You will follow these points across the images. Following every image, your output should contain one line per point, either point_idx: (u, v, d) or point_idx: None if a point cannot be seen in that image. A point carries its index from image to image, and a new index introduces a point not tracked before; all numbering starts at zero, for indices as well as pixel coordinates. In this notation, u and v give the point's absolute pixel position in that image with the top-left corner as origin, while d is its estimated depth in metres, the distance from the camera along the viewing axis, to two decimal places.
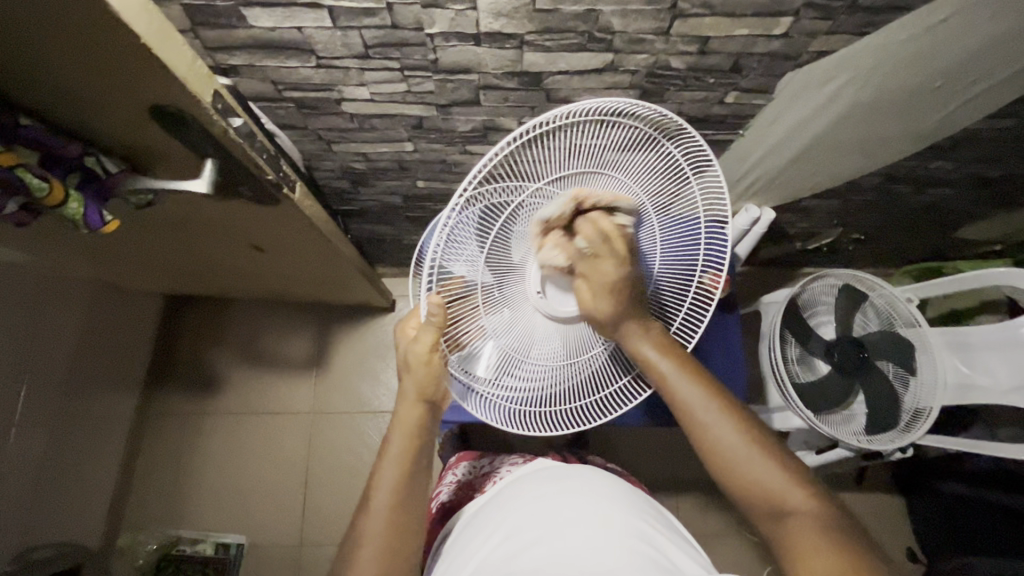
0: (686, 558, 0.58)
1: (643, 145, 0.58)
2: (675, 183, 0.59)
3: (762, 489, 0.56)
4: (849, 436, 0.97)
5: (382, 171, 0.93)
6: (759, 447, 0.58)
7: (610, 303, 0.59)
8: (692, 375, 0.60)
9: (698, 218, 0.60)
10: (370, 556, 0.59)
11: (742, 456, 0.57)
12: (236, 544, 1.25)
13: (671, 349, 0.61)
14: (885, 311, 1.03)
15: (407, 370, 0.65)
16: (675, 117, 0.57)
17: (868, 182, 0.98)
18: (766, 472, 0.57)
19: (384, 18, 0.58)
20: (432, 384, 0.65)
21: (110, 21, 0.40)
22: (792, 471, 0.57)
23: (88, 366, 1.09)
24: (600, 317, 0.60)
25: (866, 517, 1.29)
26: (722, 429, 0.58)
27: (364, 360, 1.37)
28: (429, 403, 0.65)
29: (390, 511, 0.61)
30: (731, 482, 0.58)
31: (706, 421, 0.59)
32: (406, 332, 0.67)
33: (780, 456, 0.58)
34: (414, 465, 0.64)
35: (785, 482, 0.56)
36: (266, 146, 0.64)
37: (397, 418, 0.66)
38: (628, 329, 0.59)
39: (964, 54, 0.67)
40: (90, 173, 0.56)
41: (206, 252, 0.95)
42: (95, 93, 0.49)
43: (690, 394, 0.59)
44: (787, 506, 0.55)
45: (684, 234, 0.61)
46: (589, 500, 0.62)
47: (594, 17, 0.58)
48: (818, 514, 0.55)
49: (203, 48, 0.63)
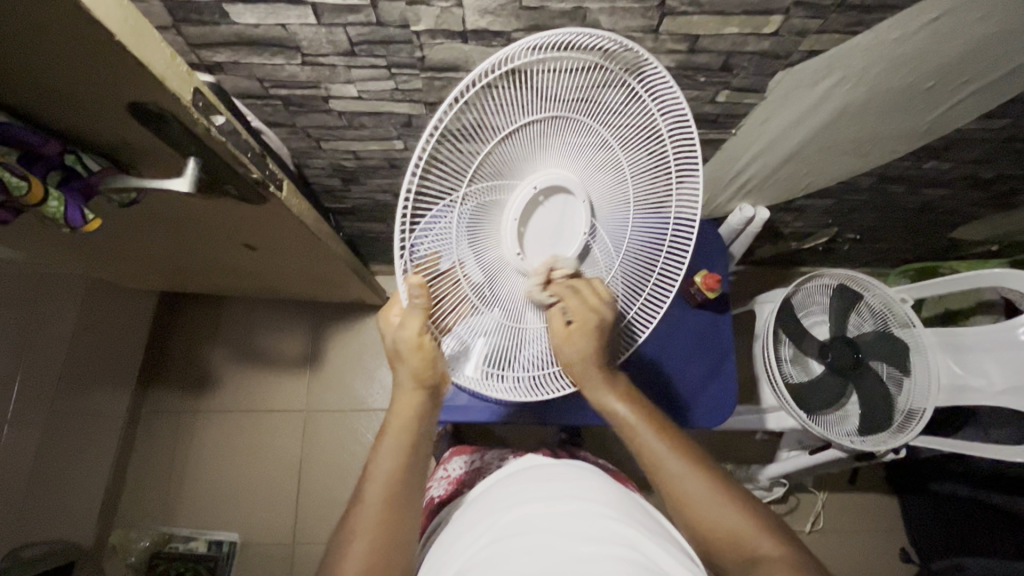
0: (674, 563, 0.56)
1: (608, 84, 0.54)
2: (642, 132, 0.56)
3: (725, 537, 0.55)
4: (842, 437, 0.96)
5: (373, 169, 0.92)
6: (721, 492, 0.57)
7: (591, 343, 0.60)
8: (654, 425, 0.62)
9: (667, 158, 0.58)
10: (358, 552, 0.55)
11: (705, 504, 0.57)
12: (229, 541, 1.25)
13: (635, 402, 0.64)
14: (879, 311, 1.03)
15: (400, 358, 0.61)
16: (643, 53, 0.52)
17: (862, 181, 0.98)
18: (731, 518, 0.56)
19: (369, 14, 0.57)
20: (430, 369, 0.61)
21: (84, 19, 0.40)
22: (760, 520, 0.56)
23: (79, 363, 1.08)
24: (574, 358, 0.61)
25: (859, 516, 1.29)
26: (687, 478, 0.58)
27: (357, 357, 1.37)
28: (428, 388, 0.62)
29: (384, 503, 0.58)
30: (697, 533, 0.57)
31: (672, 471, 0.59)
32: (389, 321, 0.63)
33: (744, 503, 0.57)
34: (411, 456, 0.61)
35: (747, 527, 0.55)
36: (252, 144, 0.64)
37: (395, 406, 0.63)
38: (592, 382, 0.62)
39: (957, 53, 0.66)
40: (71, 171, 0.56)
41: (195, 249, 0.95)
42: (71, 90, 0.48)
43: (655, 446, 0.61)
44: (755, 550, 0.54)
45: (655, 176, 0.59)
46: (579, 512, 0.60)
47: (581, 15, 0.57)
48: (785, 556, 0.52)
49: (186, 45, 0.62)
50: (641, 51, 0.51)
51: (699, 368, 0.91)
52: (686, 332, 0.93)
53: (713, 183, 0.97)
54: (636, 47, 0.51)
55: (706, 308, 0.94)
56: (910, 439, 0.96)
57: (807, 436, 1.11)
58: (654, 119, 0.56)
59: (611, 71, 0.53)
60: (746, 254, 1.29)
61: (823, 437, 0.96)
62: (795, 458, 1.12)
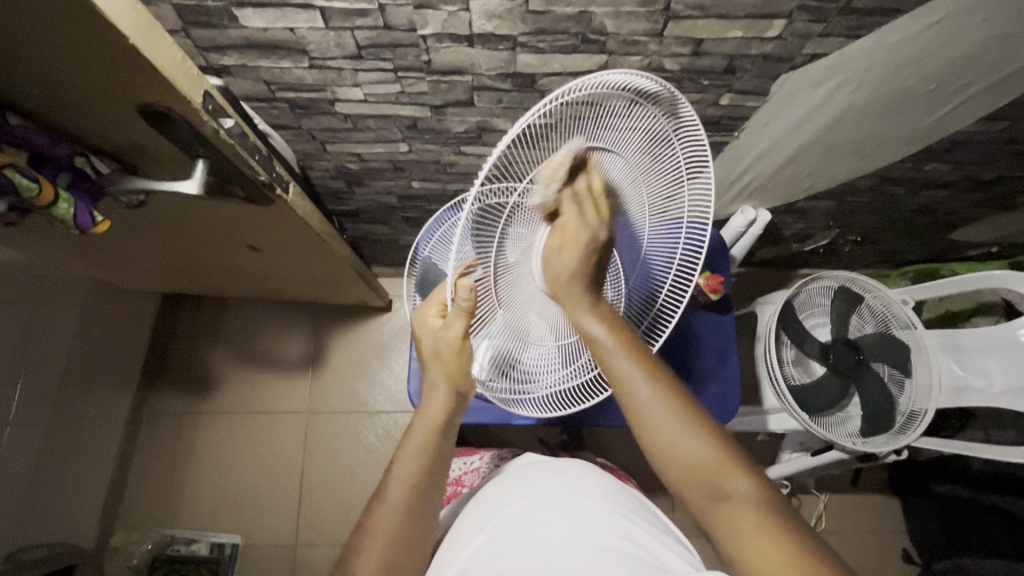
0: (673, 557, 0.56)
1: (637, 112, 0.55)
2: (662, 160, 0.58)
3: (693, 470, 0.54)
4: (844, 437, 0.97)
5: (377, 172, 0.93)
6: (695, 425, 0.56)
7: (582, 265, 0.59)
8: (631, 352, 0.58)
9: (680, 183, 0.59)
10: (377, 549, 0.56)
11: (681, 441, 0.55)
12: (231, 543, 1.25)
13: (613, 325, 0.60)
14: (881, 314, 1.03)
15: (437, 359, 0.64)
16: (679, 95, 0.54)
17: (863, 184, 0.98)
18: (702, 454, 0.55)
19: (376, 18, 0.58)
20: (462, 373, 0.64)
21: (98, 21, 0.40)
22: (729, 454, 0.55)
23: (81, 365, 1.08)
24: (564, 274, 0.59)
25: (860, 517, 1.30)
26: (660, 408, 0.56)
27: (359, 359, 1.37)
28: (457, 393, 0.64)
29: (405, 503, 0.59)
30: (664, 461, 0.56)
31: (644, 399, 0.57)
32: (428, 321, 0.66)
33: (716, 438, 0.56)
34: (434, 459, 0.62)
35: (718, 462, 0.54)
36: (259, 146, 0.64)
37: (423, 410, 0.64)
38: (574, 302, 0.59)
39: (959, 55, 0.67)
40: (81, 174, 0.56)
41: (200, 251, 0.95)
42: (80, 90, 0.48)
43: (629, 373, 0.57)
44: (722, 485, 0.53)
45: (666, 199, 0.61)
46: (580, 504, 0.60)
47: (586, 19, 0.58)
48: (755, 495, 0.52)
49: (195, 48, 0.63)
50: (674, 90, 0.52)
51: (700, 371, 0.91)
52: (688, 333, 0.93)
53: (715, 186, 0.98)
54: (667, 83, 0.52)
55: (708, 310, 0.94)
56: (912, 439, 0.96)
57: (807, 438, 1.12)
58: (672, 146, 0.57)
59: (645, 107, 0.55)
60: (747, 257, 1.30)
61: (825, 438, 0.96)
62: (795, 460, 1.12)
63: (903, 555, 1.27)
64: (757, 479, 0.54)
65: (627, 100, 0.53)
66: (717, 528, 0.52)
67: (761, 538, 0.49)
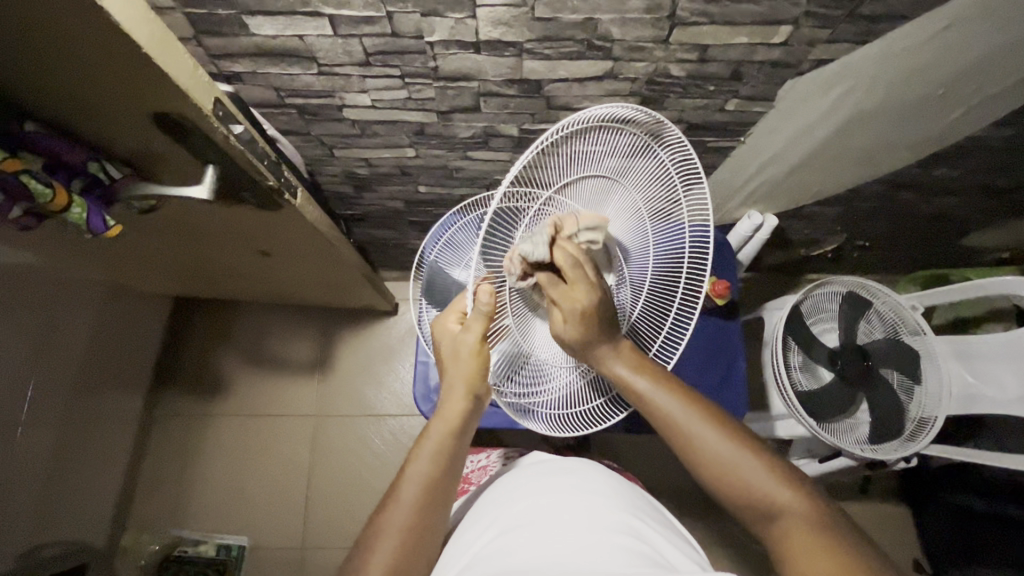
0: (678, 555, 0.56)
1: (642, 152, 0.59)
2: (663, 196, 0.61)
3: (747, 493, 0.55)
4: (852, 445, 0.96)
5: (384, 177, 0.93)
6: (741, 447, 0.56)
7: (584, 331, 0.58)
8: (666, 387, 0.59)
9: (682, 225, 0.62)
10: (387, 549, 0.56)
11: (732, 465, 0.56)
12: (238, 545, 1.26)
13: (642, 364, 0.60)
14: (890, 319, 1.03)
15: (455, 360, 0.63)
16: (667, 122, 0.57)
17: (872, 189, 0.98)
18: (754, 473, 0.55)
19: (384, 26, 0.58)
20: (480, 379, 0.63)
21: (115, 32, 0.41)
22: (778, 470, 0.55)
23: (95, 367, 1.10)
24: (572, 343, 0.60)
25: (870, 525, 1.28)
26: (705, 438, 0.57)
27: (367, 363, 1.38)
28: (475, 400, 0.63)
29: (417, 505, 0.59)
30: (717, 487, 0.57)
31: (688, 433, 0.58)
32: (447, 327, 0.66)
33: (767, 457, 0.56)
34: (448, 464, 0.61)
35: (770, 482, 0.55)
36: (269, 151, 0.65)
37: (441, 414, 0.63)
38: (597, 351, 0.60)
39: (971, 59, 0.67)
40: (94, 179, 0.57)
41: (208, 254, 0.96)
42: (95, 98, 0.49)
43: (668, 408, 0.58)
44: (776, 506, 0.54)
45: (670, 239, 0.63)
46: (591, 501, 0.60)
47: (593, 26, 0.58)
48: (808, 510, 0.53)
49: (207, 55, 0.64)
50: (674, 126, 0.56)
51: (707, 375, 0.91)
52: (696, 337, 0.93)
53: (722, 190, 0.98)
54: (669, 121, 0.56)
55: (714, 315, 0.94)
56: (922, 448, 0.95)
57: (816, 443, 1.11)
58: (674, 182, 0.60)
59: (639, 134, 0.58)
60: (754, 262, 1.29)
61: (833, 445, 0.95)
62: (804, 465, 1.12)
63: (913, 564, 1.25)
64: (806, 492, 0.54)
65: (628, 133, 0.57)
66: (774, 549, 0.53)
67: (811, 552, 0.50)
